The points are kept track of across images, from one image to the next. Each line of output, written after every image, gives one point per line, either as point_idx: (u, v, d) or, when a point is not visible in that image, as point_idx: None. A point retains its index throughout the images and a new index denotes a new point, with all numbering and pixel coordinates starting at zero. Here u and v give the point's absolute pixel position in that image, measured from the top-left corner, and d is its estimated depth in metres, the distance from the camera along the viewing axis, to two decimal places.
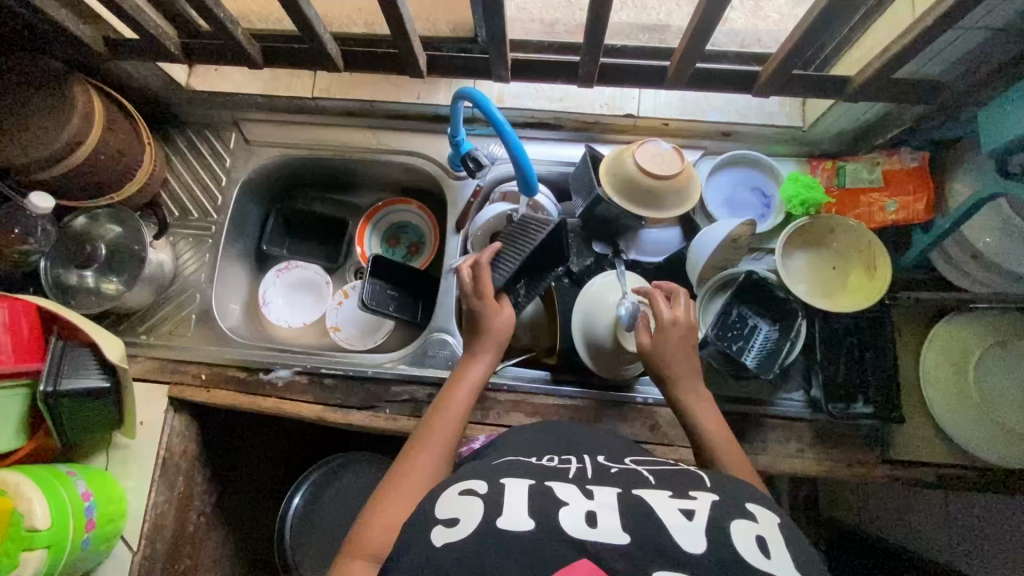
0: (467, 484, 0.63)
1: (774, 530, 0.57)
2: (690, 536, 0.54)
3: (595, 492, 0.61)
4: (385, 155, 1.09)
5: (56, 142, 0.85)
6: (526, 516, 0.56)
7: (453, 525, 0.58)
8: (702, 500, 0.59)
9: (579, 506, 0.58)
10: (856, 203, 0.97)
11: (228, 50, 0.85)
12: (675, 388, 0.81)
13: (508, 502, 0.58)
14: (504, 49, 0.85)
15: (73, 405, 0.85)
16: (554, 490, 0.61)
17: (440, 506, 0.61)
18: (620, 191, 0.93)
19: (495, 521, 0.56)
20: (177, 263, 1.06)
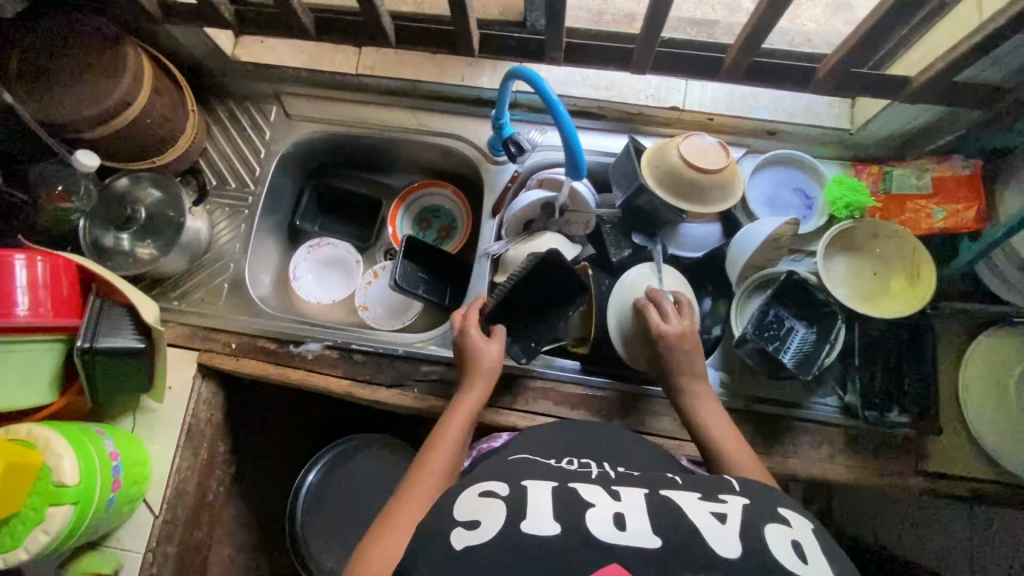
0: (487, 485, 0.62)
1: (810, 537, 0.56)
2: (725, 539, 0.53)
3: (621, 494, 0.59)
4: (424, 136, 1.09)
5: (106, 102, 0.85)
6: (552, 519, 0.55)
7: (474, 527, 0.56)
8: (732, 503, 0.58)
9: (606, 507, 0.57)
10: (901, 209, 0.95)
11: (283, 21, 0.84)
12: (701, 393, 0.80)
13: (532, 506, 0.57)
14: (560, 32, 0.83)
15: (109, 364, 0.85)
16: (580, 492, 0.59)
17: (460, 507, 0.59)
18: (664, 183, 0.92)
19: (519, 524, 0.55)
20: (212, 232, 1.06)
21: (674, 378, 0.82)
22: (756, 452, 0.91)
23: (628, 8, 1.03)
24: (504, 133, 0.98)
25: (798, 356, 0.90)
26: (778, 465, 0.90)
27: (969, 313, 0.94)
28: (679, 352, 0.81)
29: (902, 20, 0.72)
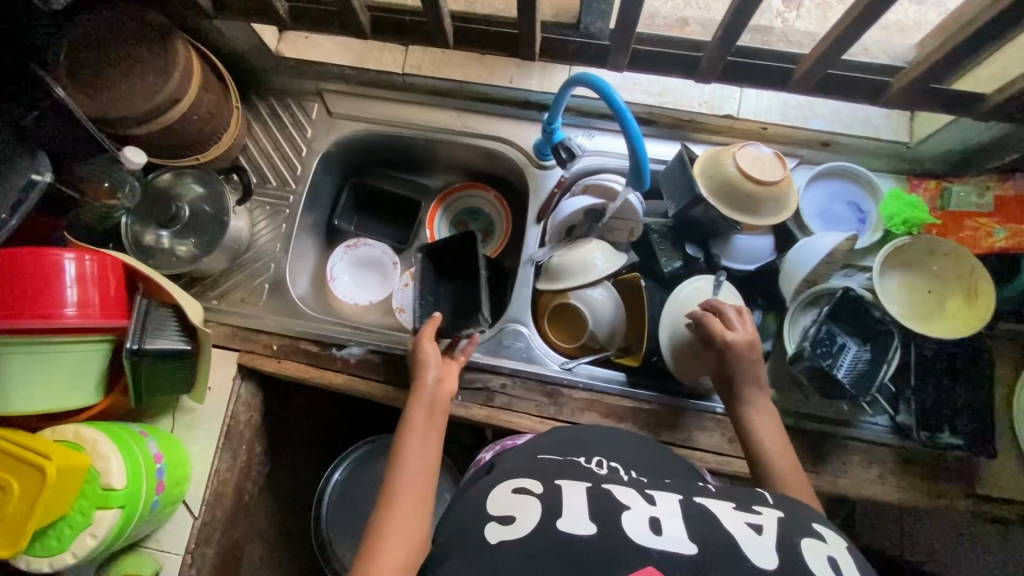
0: (523, 483, 0.62)
1: (844, 552, 0.54)
2: (761, 549, 0.51)
3: (658, 498, 0.58)
4: (467, 137, 1.07)
5: (155, 97, 0.83)
6: (587, 519, 0.54)
7: (509, 521, 0.56)
8: (767, 515, 0.57)
9: (641, 511, 0.56)
10: (959, 227, 0.93)
11: (339, 18, 0.82)
12: (759, 408, 0.78)
13: (569, 504, 0.57)
14: (629, 36, 0.82)
15: (155, 366, 0.83)
16: (616, 493, 0.59)
17: (494, 502, 0.59)
18: (719, 194, 0.91)
19: (555, 521, 0.54)
20: (252, 231, 1.05)
21: (731, 396, 0.80)
22: (805, 469, 0.90)
23: (683, 12, 1.01)
24: (555, 138, 0.97)
25: (853, 374, 0.88)
26: (828, 484, 0.89)
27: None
28: (739, 367, 0.79)
29: (991, 36, 0.69)
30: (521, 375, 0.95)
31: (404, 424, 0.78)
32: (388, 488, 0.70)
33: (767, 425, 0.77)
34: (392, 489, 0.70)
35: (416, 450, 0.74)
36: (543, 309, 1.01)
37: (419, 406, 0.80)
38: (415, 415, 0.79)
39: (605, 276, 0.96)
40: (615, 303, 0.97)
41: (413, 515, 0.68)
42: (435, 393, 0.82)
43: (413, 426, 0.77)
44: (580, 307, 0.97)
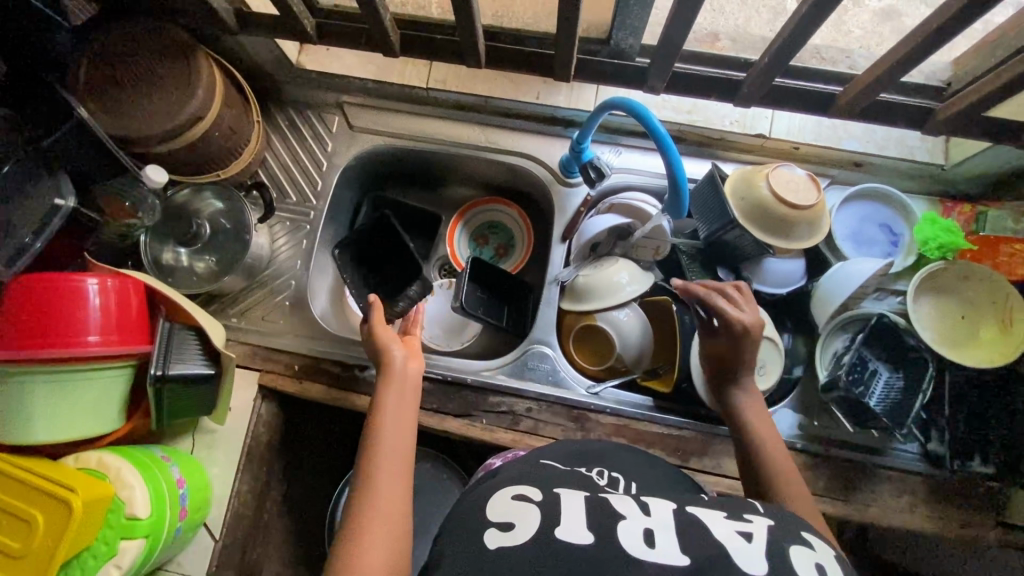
0: (522, 491, 0.59)
1: (834, 563, 0.51)
2: (751, 556, 0.49)
3: (653, 507, 0.56)
4: (491, 153, 1.05)
5: (179, 116, 0.81)
6: (584, 528, 0.52)
7: (508, 529, 0.54)
8: (757, 523, 0.54)
9: (635, 521, 0.53)
10: (996, 252, 0.91)
11: (370, 35, 0.80)
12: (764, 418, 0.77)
13: (565, 513, 0.55)
14: (672, 57, 0.80)
15: (180, 391, 0.82)
16: (614, 502, 0.57)
17: (494, 508, 0.57)
18: (752, 216, 0.89)
19: (552, 530, 0.52)
20: (272, 248, 1.03)
21: None
22: (835, 497, 0.89)
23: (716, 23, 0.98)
24: (583, 157, 0.96)
25: (884, 403, 0.87)
26: (857, 512, 0.88)
27: None
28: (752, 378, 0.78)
29: None
30: (548, 400, 0.93)
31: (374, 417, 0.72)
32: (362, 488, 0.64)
33: (771, 435, 0.75)
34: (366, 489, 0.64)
35: (390, 444, 0.69)
36: (569, 329, 0.99)
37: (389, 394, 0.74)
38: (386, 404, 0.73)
39: (631, 297, 0.95)
40: (645, 325, 0.96)
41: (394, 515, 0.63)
42: (404, 379, 0.76)
43: (385, 418, 0.72)
44: (606, 330, 0.96)
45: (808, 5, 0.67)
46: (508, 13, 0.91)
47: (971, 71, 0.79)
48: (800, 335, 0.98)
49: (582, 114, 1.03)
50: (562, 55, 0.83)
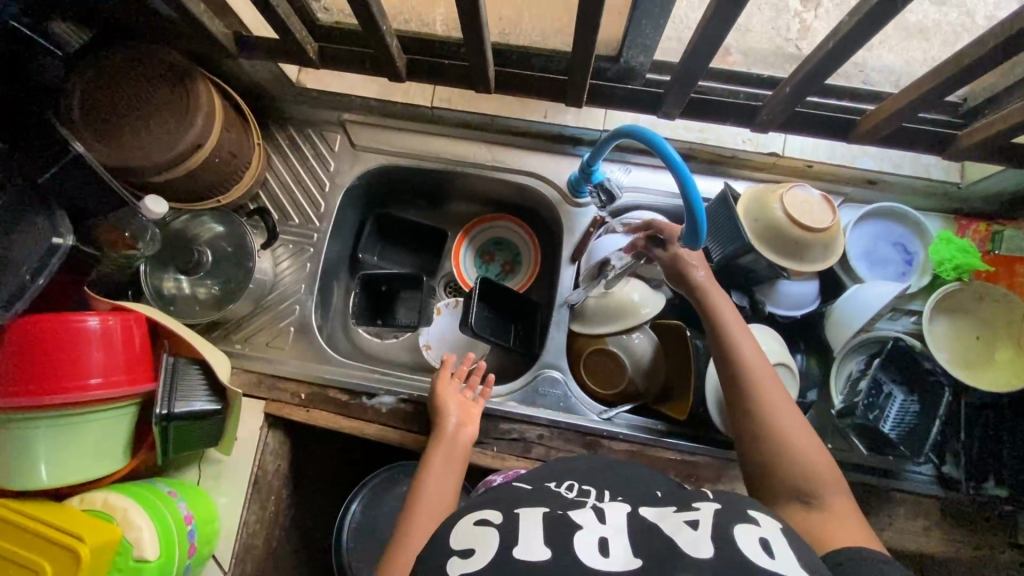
0: (480, 511, 0.58)
1: (779, 535, 0.52)
2: (697, 543, 0.50)
3: (608, 515, 0.56)
4: (498, 171, 1.03)
5: (178, 145, 0.78)
6: (542, 543, 0.52)
7: (470, 555, 0.53)
8: (704, 511, 0.55)
9: (592, 530, 0.54)
10: (1011, 272, 0.91)
11: (373, 58, 0.78)
12: (787, 414, 0.67)
13: (524, 530, 0.54)
14: (690, 84, 0.80)
15: (185, 430, 0.80)
16: (571, 512, 0.56)
17: (455, 535, 0.56)
18: (765, 237, 0.88)
19: (511, 550, 0.52)
20: (276, 271, 1.01)
21: None
22: None
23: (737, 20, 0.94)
24: (593, 178, 0.94)
25: (899, 426, 0.87)
26: None
27: None
28: (769, 384, 0.70)
29: None
30: (561, 426, 0.92)
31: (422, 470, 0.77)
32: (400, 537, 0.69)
33: (799, 432, 0.66)
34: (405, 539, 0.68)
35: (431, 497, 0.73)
36: (580, 353, 0.98)
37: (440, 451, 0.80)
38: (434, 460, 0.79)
39: (646, 319, 0.94)
40: (656, 348, 0.95)
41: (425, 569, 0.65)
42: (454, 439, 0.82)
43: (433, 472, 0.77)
44: (617, 353, 0.94)
45: None
46: (515, 31, 0.88)
47: (993, 94, 0.77)
48: (814, 356, 0.97)
49: (591, 132, 1.01)
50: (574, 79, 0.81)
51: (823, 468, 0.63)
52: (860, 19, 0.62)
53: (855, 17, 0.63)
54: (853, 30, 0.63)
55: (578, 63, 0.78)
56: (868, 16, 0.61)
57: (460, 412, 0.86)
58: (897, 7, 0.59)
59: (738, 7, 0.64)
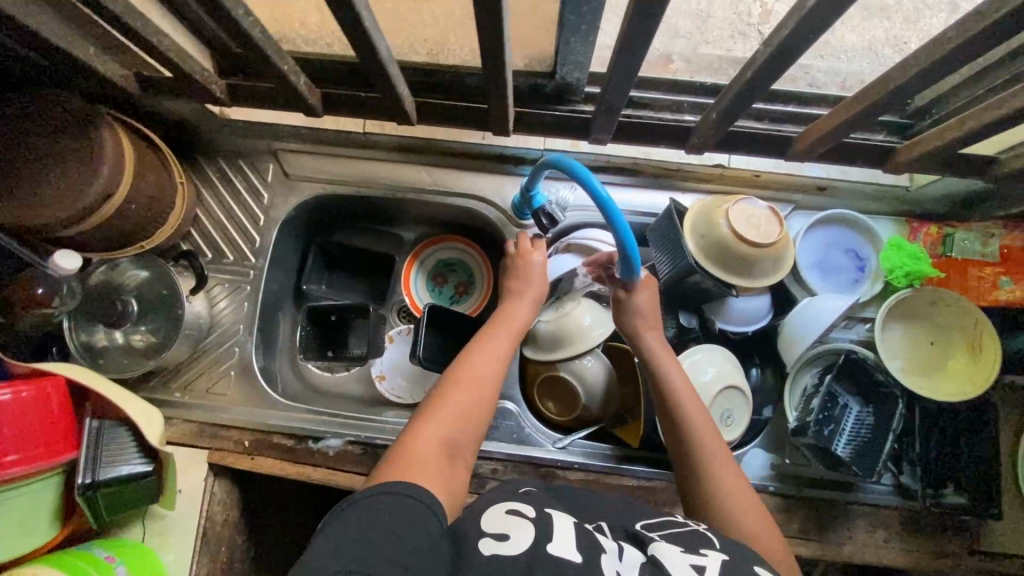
0: (514, 505, 0.61)
1: None
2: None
3: (625, 549, 0.57)
4: (439, 196, 0.99)
5: (84, 196, 0.73)
6: (572, 548, 0.55)
7: (504, 539, 0.55)
8: (712, 558, 0.56)
9: (613, 557, 0.55)
10: (964, 275, 0.88)
11: (283, 93, 0.74)
12: (725, 471, 0.68)
13: (558, 530, 0.57)
14: (619, 108, 0.77)
15: (115, 496, 0.77)
16: (596, 534, 0.58)
17: (488, 518, 0.57)
18: (711, 255, 0.85)
19: (545, 545, 0.54)
20: (213, 312, 0.97)
21: None
22: (810, 539, 0.87)
23: (703, 6, 0.98)
24: (535, 202, 0.91)
25: (853, 442, 0.85)
26: (832, 552, 0.87)
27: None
28: (704, 435, 0.71)
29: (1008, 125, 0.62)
30: (514, 459, 0.90)
31: (481, 341, 0.75)
32: (442, 394, 0.69)
33: (739, 489, 0.67)
34: (448, 395, 0.68)
35: (483, 370, 0.72)
36: (533, 379, 0.96)
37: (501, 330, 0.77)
38: (494, 333, 0.77)
39: (598, 343, 0.91)
40: (608, 372, 0.92)
41: (462, 430, 0.67)
42: (516, 330, 0.78)
43: (479, 358, 0.73)
44: (570, 379, 0.92)
45: (753, 70, 0.62)
46: (442, 52, 0.84)
47: None
48: (771, 369, 0.96)
49: (531, 152, 0.98)
50: (500, 106, 0.77)
51: (766, 528, 0.63)
52: (773, 50, 0.58)
53: (768, 48, 0.59)
54: (769, 60, 0.60)
55: (495, 93, 0.74)
56: (779, 48, 0.58)
57: (527, 295, 0.82)
58: (808, 37, 0.55)
59: (648, 34, 0.60)
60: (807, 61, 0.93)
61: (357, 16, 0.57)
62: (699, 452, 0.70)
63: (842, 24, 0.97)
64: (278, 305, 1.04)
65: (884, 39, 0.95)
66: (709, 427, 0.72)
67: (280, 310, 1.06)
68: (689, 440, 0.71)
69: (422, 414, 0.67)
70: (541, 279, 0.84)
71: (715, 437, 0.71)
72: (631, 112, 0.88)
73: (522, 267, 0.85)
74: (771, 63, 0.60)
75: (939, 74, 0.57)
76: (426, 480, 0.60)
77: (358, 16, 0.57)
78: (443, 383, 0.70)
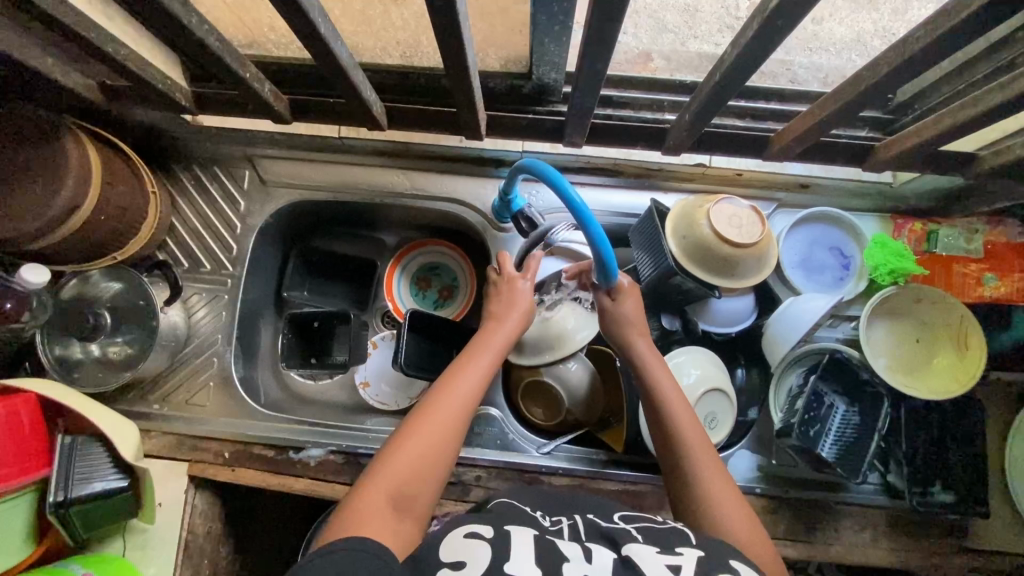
0: (470, 526, 0.58)
1: None
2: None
3: (594, 551, 0.56)
4: (418, 200, 0.98)
5: (48, 210, 0.72)
6: (531, 565, 0.53)
7: (459, 568, 0.53)
8: (688, 555, 0.55)
9: (579, 565, 0.54)
10: (949, 272, 0.88)
11: (249, 100, 0.73)
12: (709, 467, 0.68)
13: (515, 547, 0.55)
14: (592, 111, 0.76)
15: (89, 512, 0.75)
16: (559, 543, 0.57)
17: (443, 547, 0.55)
18: (693, 256, 0.84)
19: (502, 566, 0.52)
20: (191, 322, 0.96)
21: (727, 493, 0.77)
22: (797, 540, 0.87)
23: None
24: (513, 207, 0.91)
25: (840, 442, 0.84)
26: (819, 553, 0.86)
27: (1012, 383, 0.89)
28: (691, 430, 0.71)
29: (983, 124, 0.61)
30: (499, 465, 0.88)
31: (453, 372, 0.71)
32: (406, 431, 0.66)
33: (723, 486, 0.67)
34: (410, 436, 0.64)
35: (451, 406, 0.68)
36: (516, 385, 0.95)
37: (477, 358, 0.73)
38: (469, 362, 0.73)
39: (581, 346, 0.90)
40: (592, 376, 0.92)
41: (420, 477, 0.63)
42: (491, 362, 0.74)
43: (447, 396, 0.69)
44: (553, 384, 0.91)
45: (724, 70, 0.61)
46: (416, 54, 0.82)
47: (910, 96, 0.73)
48: (757, 369, 0.95)
49: (510, 153, 0.97)
50: (473, 109, 0.76)
51: (753, 525, 0.63)
52: (740, 52, 0.57)
53: (737, 48, 0.58)
54: (737, 60, 0.59)
55: (465, 97, 0.73)
56: (746, 50, 0.56)
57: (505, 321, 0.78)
58: (773, 38, 0.54)
59: (614, 36, 0.59)
60: (789, 57, 0.92)
61: (314, 21, 0.55)
62: (687, 447, 0.70)
63: (830, 16, 0.96)
64: (259, 313, 1.03)
65: (872, 31, 0.94)
66: (694, 425, 0.72)
67: (262, 318, 1.05)
68: (676, 436, 0.71)
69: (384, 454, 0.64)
70: (523, 307, 0.80)
71: (700, 434, 0.71)
72: (608, 112, 0.86)
73: (509, 292, 0.82)
74: (741, 64, 0.59)
75: (906, 74, 0.55)
76: (371, 532, 0.57)
77: (315, 23, 0.55)
78: (407, 422, 0.66)
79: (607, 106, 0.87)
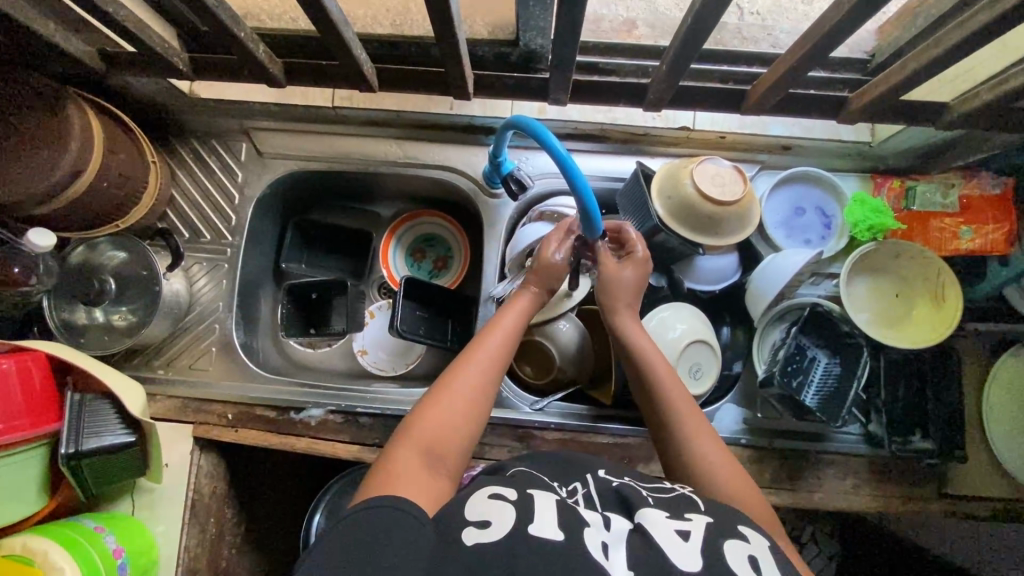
0: (493, 487, 0.60)
1: (766, 552, 0.55)
2: (686, 555, 0.53)
3: (612, 520, 0.58)
4: (407, 165, 1.00)
5: (51, 173, 0.75)
6: (556, 526, 0.54)
7: (486, 525, 0.54)
8: (696, 521, 0.57)
9: (598, 531, 0.55)
10: (926, 228, 0.90)
11: (247, 66, 0.76)
12: (692, 428, 0.70)
13: (538, 508, 0.56)
14: (571, 70, 0.80)
15: (100, 463, 0.79)
16: (579, 509, 0.58)
17: (472, 506, 0.57)
18: (679, 214, 0.86)
19: (527, 527, 0.54)
20: (192, 289, 0.99)
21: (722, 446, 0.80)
22: (782, 488, 0.90)
23: None
24: (503, 169, 0.92)
25: (822, 392, 0.86)
26: (803, 500, 0.89)
27: (987, 333, 0.92)
28: (668, 383, 0.74)
29: (946, 65, 0.64)
30: (494, 422, 0.91)
31: (477, 340, 0.73)
32: (435, 394, 0.68)
33: (710, 444, 0.69)
34: (440, 400, 0.67)
35: (477, 370, 0.70)
36: None
37: (501, 324, 0.75)
38: (495, 329, 0.75)
39: (572, 306, 0.93)
40: (581, 335, 0.95)
41: (450, 435, 0.65)
42: (515, 326, 0.76)
43: (473, 359, 0.71)
44: (545, 342, 0.94)
45: (691, 15, 0.64)
46: (406, 21, 0.85)
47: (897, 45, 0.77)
48: (744, 327, 0.98)
49: (498, 120, 1.00)
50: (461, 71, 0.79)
51: (740, 477, 0.67)
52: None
53: None
54: (707, 4, 0.61)
55: (450, 57, 0.75)
56: None
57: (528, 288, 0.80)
58: None
59: None
60: (769, 21, 0.94)
61: None
62: (671, 407, 0.72)
63: None
64: (258, 283, 1.06)
65: None
66: (677, 386, 0.74)
67: (261, 288, 1.08)
68: (659, 396, 0.74)
69: (414, 416, 0.66)
70: (553, 271, 0.80)
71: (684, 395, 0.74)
72: (591, 76, 0.89)
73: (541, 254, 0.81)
74: (710, 9, 0.62)
75: (868, 11, 0.58)
76: (404, 486, 0.59)
77: None
78: (433, 389, 0.69)
79: (594, 72, 0.89)
